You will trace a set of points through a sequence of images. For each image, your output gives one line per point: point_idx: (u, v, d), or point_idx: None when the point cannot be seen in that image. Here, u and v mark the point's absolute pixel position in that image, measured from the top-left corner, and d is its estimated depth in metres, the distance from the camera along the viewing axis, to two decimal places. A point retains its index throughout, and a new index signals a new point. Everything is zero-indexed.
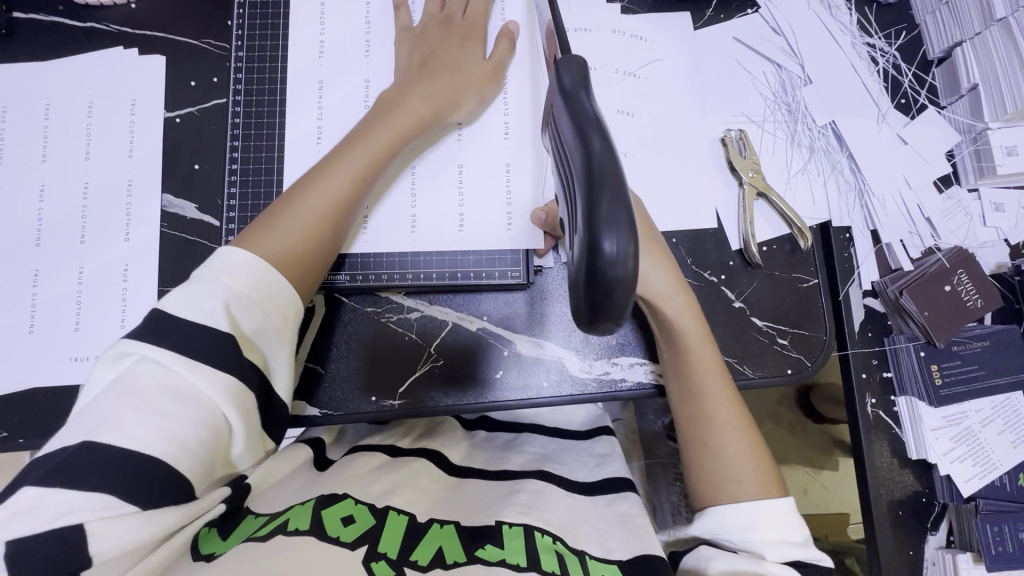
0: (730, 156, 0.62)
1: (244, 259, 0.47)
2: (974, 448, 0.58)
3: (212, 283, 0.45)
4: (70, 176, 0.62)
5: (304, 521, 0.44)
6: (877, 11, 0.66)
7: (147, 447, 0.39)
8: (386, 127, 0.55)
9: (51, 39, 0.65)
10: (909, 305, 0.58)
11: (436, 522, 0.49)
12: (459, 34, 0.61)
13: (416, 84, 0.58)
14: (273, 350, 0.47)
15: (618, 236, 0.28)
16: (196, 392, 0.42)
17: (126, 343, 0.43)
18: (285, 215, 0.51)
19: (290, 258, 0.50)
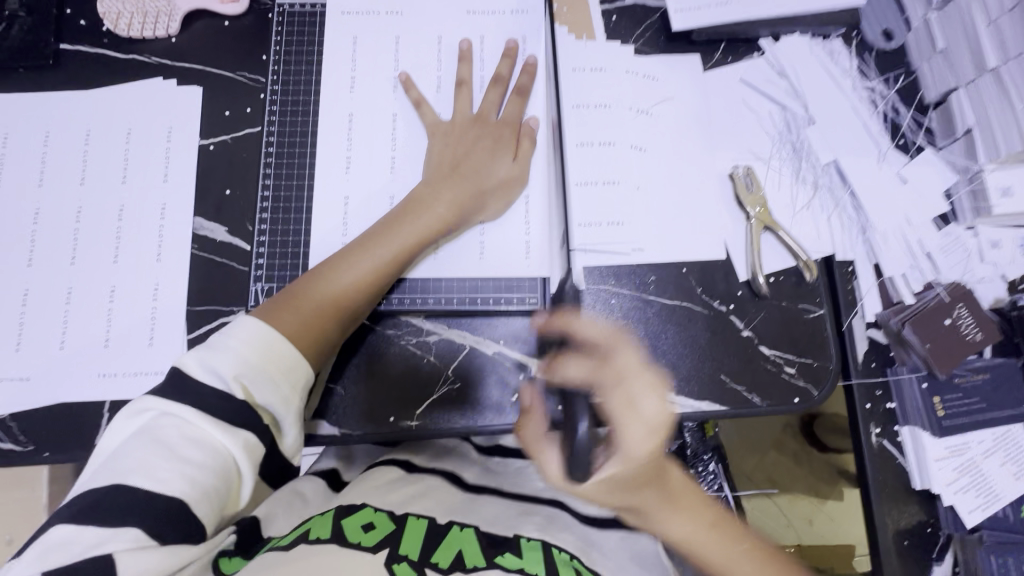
0: (738, 190, 0.65)
1: (260, 335, 0.51)
2: (977, 479, 0.60)
3: (227, 353, 0.49)
4: (106, 199, 0.65)
5: (326, 529, 0.47)
6: (875, 57, 0.70)
7: (169, 489, 0.44)
8: (408, 226, 0.59)
9: (94, 69, 0.69)
10: (911, 337, 0.61)
11: (455, 526, 0.53)
12: (491, 137, 0.65)
13: (444, 189, 0.61)
14: (280, 410, 0.50)
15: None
16: (214, 443, 0.47)
17: (147, 399, 0.48)
18: (306, 297, 0.55)
19: (303, 332, 0.53)
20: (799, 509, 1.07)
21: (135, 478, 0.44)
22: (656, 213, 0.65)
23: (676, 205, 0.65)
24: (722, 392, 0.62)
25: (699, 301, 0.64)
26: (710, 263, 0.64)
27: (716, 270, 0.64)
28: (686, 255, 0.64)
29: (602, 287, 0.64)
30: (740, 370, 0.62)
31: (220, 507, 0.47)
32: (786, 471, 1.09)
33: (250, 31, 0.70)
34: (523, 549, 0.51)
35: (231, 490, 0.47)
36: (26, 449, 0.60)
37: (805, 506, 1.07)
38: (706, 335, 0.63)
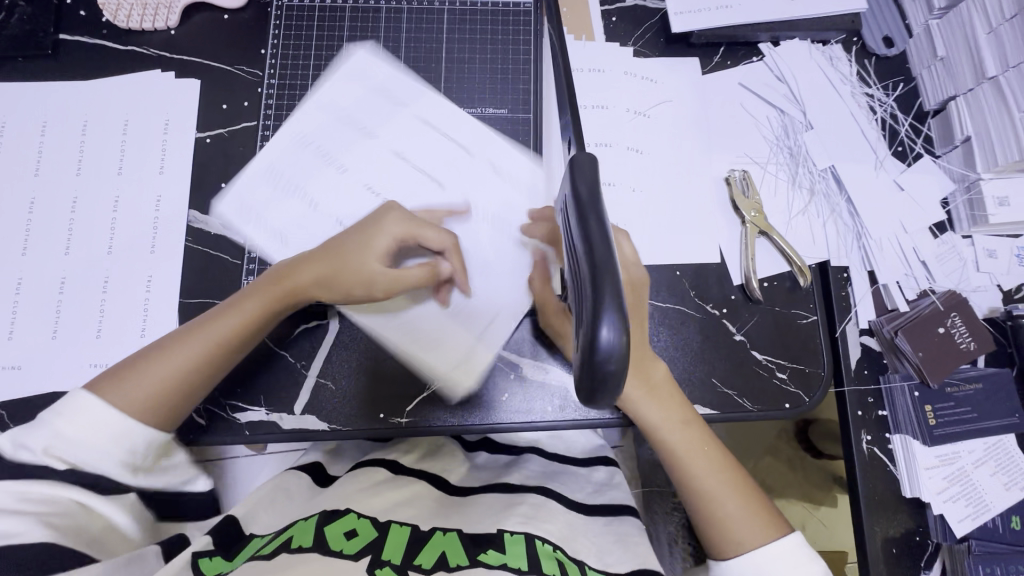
0: (733, 195, 0.65)
1: (85, 406, 0.52)
2: (968, 488, 0.59)
3: (46, 425, 0.52)
4: (102, 189, 0.65)
5: (307, 538, 0.48)
6: (875, 64, 0.70)
7: None
8: (217, 326, 0.56)
9: (93, 60, 0.69)
10: (904, 345, 0.60)
11: (438, 530, 0.52)
12: (420, 223, 0.59)
13: (316, 240, 0.60)
14: None
15: (614, 321, 0.26)
16: None
17: (16, 458, 0.47)
18: (127, 374, 0.54)
19: (146, 402, 0.54)
20: (791, 514, 1.07)
21: (25, 518, 0.47)
22: (651, 215, 0.65)
23: (672, 208, 0.65)
24: (713, 396, 0.62)
25: (692, 304, 0.64)
26: (704, 266, 0.64)
27: (710, 273, 0.64)
28: (680, 258, 0.64)
29: None
30: (732, 375, 0.62)
31: (92, 536, 0.50)
32: (780, 475, 1.09)
33: (249, 25, 0.70)
34: (507, 545, 0.49)
35: (96, 520, 0.51)
36: None
37: (798, 511, 1.06)
38: (698, 338, 0.63)
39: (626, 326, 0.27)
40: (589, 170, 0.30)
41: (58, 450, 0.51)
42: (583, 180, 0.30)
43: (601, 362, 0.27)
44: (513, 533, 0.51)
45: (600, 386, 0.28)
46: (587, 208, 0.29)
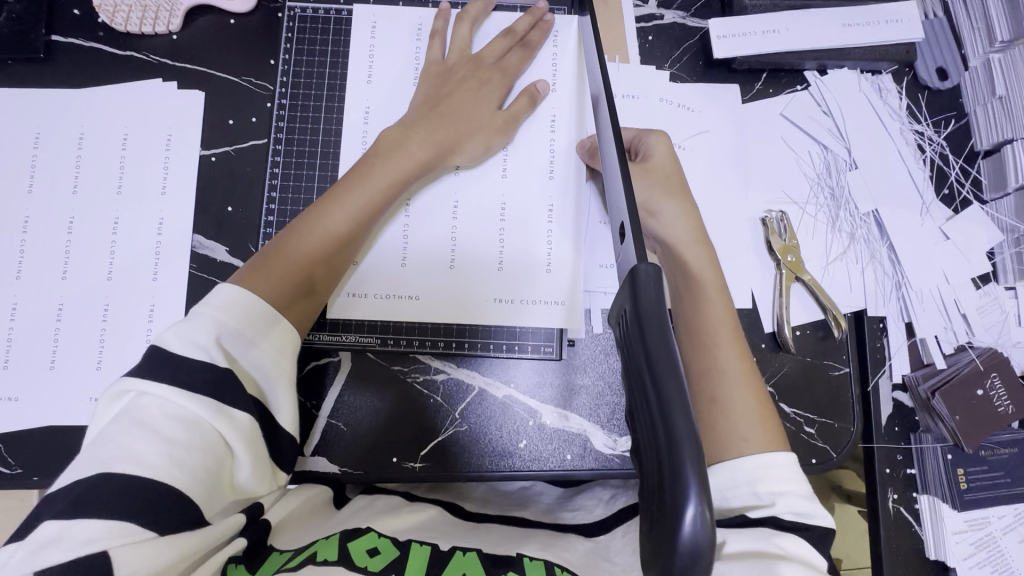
0: (769, 236, 0.62)
1: (236, 294, 0.47)
2: (995, 555, 0.58)
3: (210, 319, 0.45)
4: (100, 208, 0.61)
5: (332, 552, 0.46)
6: (927, 98, 0.65)
7: (158, 473, 0.39)
8: (385, 170, 0.55)
9: (87, 66, 0.64)
10: (941, 407, 0.58)
11: (458, 550, 0.49)
12: (481, 78, 0.61)
13: (422, 126, 0.57)
14: (269, 379, 0.48)
15: (696, 500, 0.22)
16: (200, 420, 0.42)
17: (124, 380, 0.43)
18: (281, 250, 0.52)
19: (285, 292, 0.50)
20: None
21: (158, 448, 0.40)
22: None
23: None
24: None
25: None
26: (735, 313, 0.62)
27: (740, 319, 0.62)
28: None
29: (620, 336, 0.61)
30: None
31: (215, 489, 0.42)
32: None
33: (257, 31, 0.65)
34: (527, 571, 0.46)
35: (226, 469, 0.43)
36: (15, 472, 0.57)
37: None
38: None
39: (712, 511, 0.22)
40: (656, 302, 0.26)
41: (227, 344, 0.45)
42: (647, 302, 0.26)
43: (682, 558, 0.22)
44: (532, 559, 0.48)
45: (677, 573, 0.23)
46: (655, 360, 0.25)
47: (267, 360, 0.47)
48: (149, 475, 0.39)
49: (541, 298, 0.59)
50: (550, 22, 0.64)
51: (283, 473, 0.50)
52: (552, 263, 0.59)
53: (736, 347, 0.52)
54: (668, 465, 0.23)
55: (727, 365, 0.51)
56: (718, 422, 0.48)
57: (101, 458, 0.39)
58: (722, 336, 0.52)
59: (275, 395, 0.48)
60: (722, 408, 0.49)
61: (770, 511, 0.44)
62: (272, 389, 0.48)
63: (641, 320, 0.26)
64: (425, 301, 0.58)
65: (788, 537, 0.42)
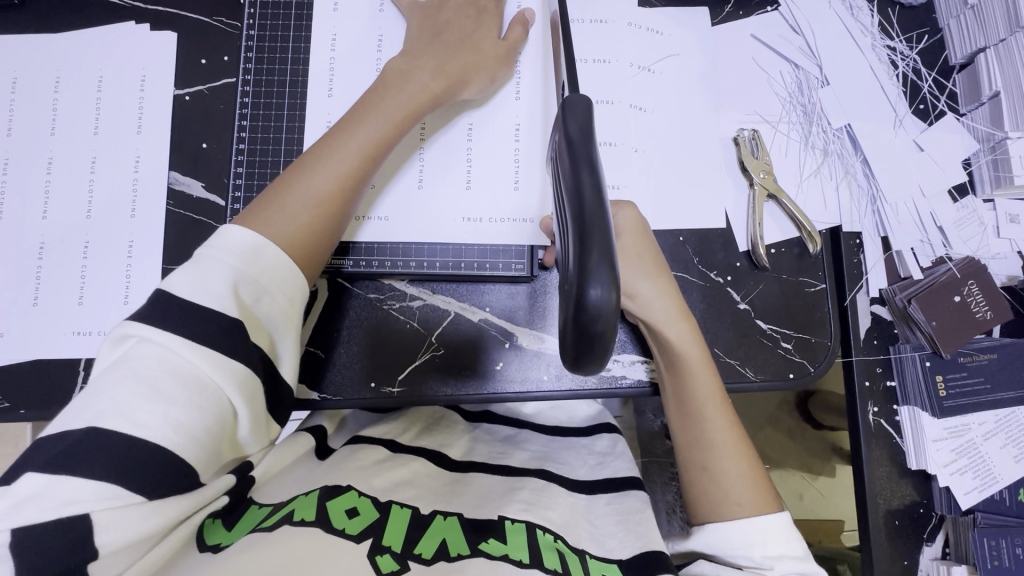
0: (742, 155, 0.62)
1: (248, 240, 0.45)
2: (976, 461, 0.58)
3: (222, 265, 0.44)
4: (78, 149, 0.62)
5: (310, 512, 0.45)
6: (899, 13, 0.65)
7: (154, 435, 0.39)
8: (394, 104, 0.53)
9: (62, 11, 0.64)
10: (918, 314, 0.58)
11: (439, 514, 0.50)
12: (475, 8, 0.60)
13: (428, 56, 0.56)
14: (279, 332, 0.47)
15: (604, 281, 0.27)
16: (202, 380, 0.41)
17: (128, 325, 0.42)
18: (290, 191, 0.50)
19: (302, 226, 0.49)
20: (790, 483, 1.08)
21: (154, 406, 0.39)
22: (656, 174, 0.62)
23: (678, 167, 0.62)
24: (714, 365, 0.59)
25: (696, 271, 0.61)
26: (709, 232, 0.61)
27: (715, 239, 0.61)
28: (683, 222, 0.61)
29: None
30: (735, 344, 0.60)
31: (215, 448, 0.42)
32: (780, 446, 1.10)
33: None
34: (508, 534, 0.48)
35: (227, 427, 0.43)
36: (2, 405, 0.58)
37: (796, 481, 1.08)
38: (701, 307, 0.60)
39: (616, 292, 0.27)
40: (583, 126, 0.30)
41: (243, 294, 0.44)
42: (574, 124, 0.30)
43: (587, 323, 0.27)
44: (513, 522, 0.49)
45: (586, 347, 0.29)
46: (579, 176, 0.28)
47: (276, 313, 0.46)
48: (145, 437, 0.39)
49: (510, 217, 0.59)
50: None
51: (277, 425, 0.49)
52: (520, 180, 0.60)
53: (723, 410, 0.55)
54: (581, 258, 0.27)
55: (716, 436, 0.54)
56: (714, 493, 0.54)
57: (99, 410, 0.39)
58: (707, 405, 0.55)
59: (287, 350, 0.48)
60: (712, 476, 0.54)
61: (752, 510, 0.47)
62: (281, 341, 0.47)
63: (571, 144, 0.29)
64: (398, 224, 0.59)
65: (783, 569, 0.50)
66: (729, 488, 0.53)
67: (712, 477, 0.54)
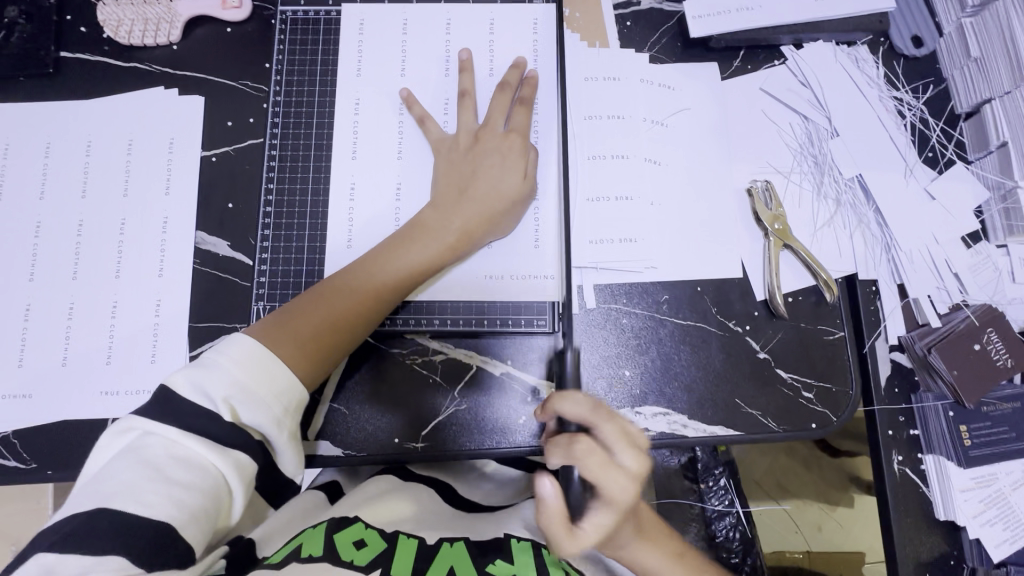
0: (756, 207, 0.63)
1: (256, 354, 0.47)
2: (1004, 511, 0.58)
3: (225, 372, 0.46)
4: (108, 211, 0.64)
5: (316, 547, 0.48)
6: (904, 65, 0.67)
7: (156, 513, 0.41)
8: (413, 256, 0.57)
9: (95, 78, 0.67)
10: (938, 363, 0.58)
11: (446, 540, 0.52)
12: (504, 149, 0.60)
13: (451, 210, 0.58)
14: (274, 434, 0.46)
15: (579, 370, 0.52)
16: (203, 462, 0.43)
17: (133, 415, 0.45)
18: (304, 320, 0.53)
19: (304, 358, 0.51)
20: (808, 515, 1.07)
21: (158, 487, 0.42)
22: (673, 226, 0.63)
23: (694, 220, 0.63)
24: (737, 417, 0.60)
25: (714, 321, 0.62)
26: (726, 282, 0.62)
27: (732, 288, 0.62)
28: (702, 272, 0.62)
29: (613, 306, 0.62)
30: (756, 394, 0.60)
31: (213, 524, 0.44)
32: (796, 477, 1.09)
33: (252, 37, 0.68)
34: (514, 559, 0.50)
35: (223, 504, 0.44)
36: (29, 466, 0.59)
37: (816, 513, 1.06)
38: (721, 356, 0.61)
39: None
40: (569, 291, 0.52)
41: (235, 403, 0.45)
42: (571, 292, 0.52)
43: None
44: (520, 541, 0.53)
45: None
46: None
47: (268, 415, 0.46)
48: (150, 516, 0.41)
49: (531, 273, 0.61)
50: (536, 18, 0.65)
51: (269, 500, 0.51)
52: (539, 238, 0.61)
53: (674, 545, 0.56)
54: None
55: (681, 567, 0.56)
56: None
57: (104, 494, 0.41)
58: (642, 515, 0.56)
59: (292, 449, 0.48)
60: None
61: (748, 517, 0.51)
62: (275, 441, 0.47)
63: None
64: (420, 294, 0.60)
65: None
66: None
67: None
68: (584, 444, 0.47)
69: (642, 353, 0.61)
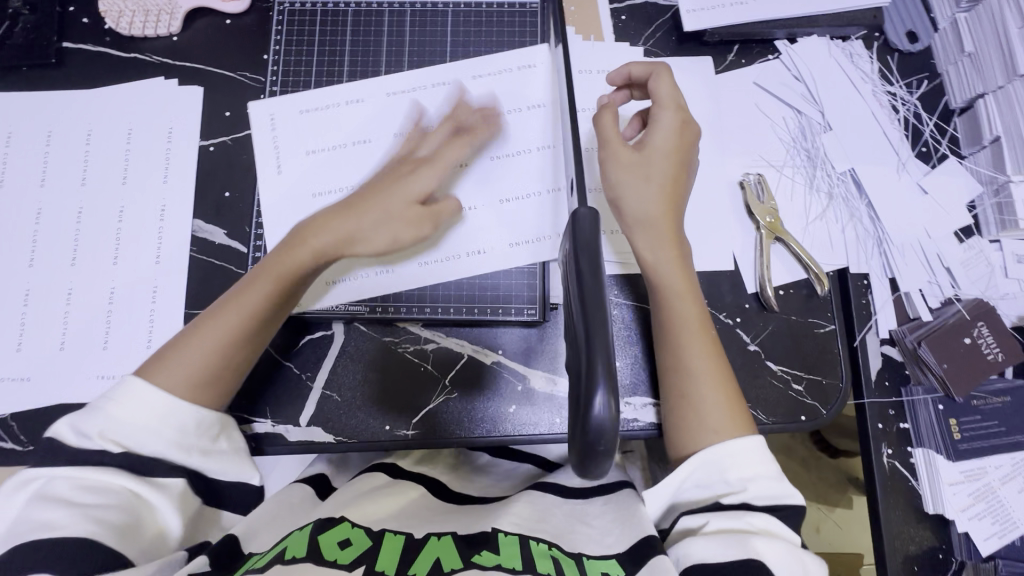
0: (747, 200, 0.63)
1: (138, 389, 0.49)
2: (995, 506, 0.58)
3: (105, 416, 0.48)
4: (107, 199, 0.65)
5: (300, 549, 0.46)
6: (898, 60, 0.67)
7: (75, 531, 0.43)
8: (311, 246, 0.54)
9: (96, 68, 0.68)
10: (928, 355, 0.58)
11: (433, 535, 0.50)
12: (423, 153, 0.59)
13: (331, 220, 0.56)
14: (177, 453, 0.50)
15: (606, 402, 0.29)
16: (109, 483, 0.47)
17: (28, 471, 0.47)
18: (197, 332, 0.53)
19: (199, 370, 0.51)
20: (807, 515, 1.07)
21: (68, 511, 0.44)
22: None
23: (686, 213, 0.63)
24: None
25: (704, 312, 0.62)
26: (717, 274, 0.62)
27: (724, 281, 0.62)
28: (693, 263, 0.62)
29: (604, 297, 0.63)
30: (747, 386, 0.60)
31: (139, 535, 0.46)
32: (793, 475, 1.09)
33: (251, 29, 0.69)
34: (501, 547, 0.48)
35: (143, 515, 0.47)
36: (26, 448, 0.60)
37: (813, 512, 1.06)
38: None
39: (614, 403, 0.30)
40: (592, 242, 0.31)
41: (122, 438, 0.48)
42: (586, 242, 0.31)
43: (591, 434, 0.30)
44: (507, 535, 0.49)
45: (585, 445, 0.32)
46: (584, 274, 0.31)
47: (162, 440, 0.49)
48: (71, 535, 0.43)
49: (522, 264, 0.62)
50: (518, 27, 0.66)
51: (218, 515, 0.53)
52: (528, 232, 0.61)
53: (703, 343, 0.55)
54: (587, 375, 0.30)
55: (694, 368, 0.54)
56: (690, 422, 0.53)
57: (20, 535, 0.43)
58: (690, 336, 0.55)
59: (213, 462, 0.51)
60: (689, 400, 0.54)
61: (743, 496, 0.49)
62: (187, 460, 0.50)
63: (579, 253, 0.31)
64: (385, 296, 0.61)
65: (758, 513, 0.48)
66: (701, 406, 0.53)
67: (691, 402, 0.54)
68: (638, 64, 0.60)
69: (633, 344, 0.61)
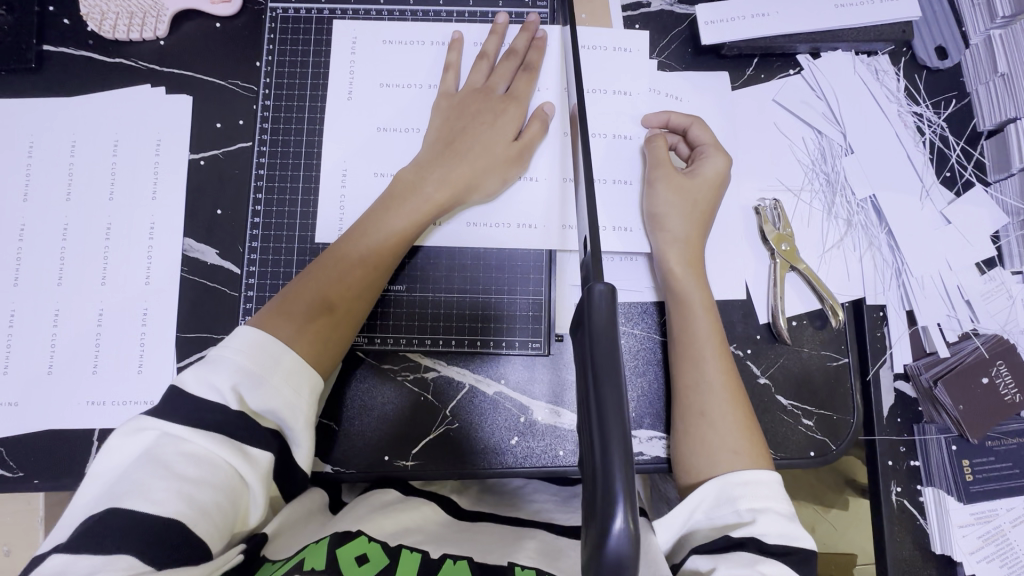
0: (763, 225, 0.60)
1: (258, 340, 0.47)
2: (1003, 547, 0.58)
3: (228, 362, 0.45)
4: (93, 215, 0.62)
5: (319, 559, 0.43)
6: (926, 78, 0.63)
7: (165, 509, 0.39)
8: (401, 214, 0.56)
9: (78, 74, 0.64)
10: (944, 397, 0.57)
11: (449, 558, 0.46)
12: (496, 108, 0.60)
13: (436, 166, 0.58)
14: (285, 417, 0.46)
15: (625, 512, 0.24)
16: (213, 457, 0.43)
17: (143, 417, 0.43)
18: (296, 297, 0.52)
19: (309, 335, 0.50)
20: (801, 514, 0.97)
21: (168, 484, 0.40)
22: None
23: None
24: None
25: None
26: (728, 303, 0.60)
27: (735, 310, 0.60)
28: None
29: None
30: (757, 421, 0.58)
31: (225, 525, 0.42)
32: (789, 474, 1.00)
33: (242, 33, 0.65)
34: None
35: (239, 501, 0.43)
36: (16, 475, 0.58)
37: (809, 514, 0.97)
38: None
39: (635, 523, 0.24)
40: (607, 320, 0.28)
41: (244, 391, 0.45)
42: (599, 318, 0.28)
43: (607, 567, 0.24)
44: (524, 569, 0.45)
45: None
46: (598, 365, 0.27)
47: (280, 401, 0.46)
48: (157, 512, 0.39)
49: (527, 293, 0.61)
50: (544, 39, 0.63)
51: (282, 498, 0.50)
52: (539, 263, 0.61)
53: (720, 360, 0.54)
54: (601, 477, 0.25)
55: (711, 381, 0.53)
56: (707, 442, 0.51)
57: (113, 495, 0.40)
58: (708, 350, 0.54)
59: (301, 436, 0.47)
60: (710, 421, 0.52)
61: (754, 529, 0.46)
62: (289, 428, 0.47)
63: (592, 335, 0.28)
64: (395, 315, 0.60)
65: (770, 562, 0.44)
66: (719, 433, 0.51)
67: (707, 425, 0.52)
68: (678, 112, 0.60)
69: (640, 376, 0.59)
